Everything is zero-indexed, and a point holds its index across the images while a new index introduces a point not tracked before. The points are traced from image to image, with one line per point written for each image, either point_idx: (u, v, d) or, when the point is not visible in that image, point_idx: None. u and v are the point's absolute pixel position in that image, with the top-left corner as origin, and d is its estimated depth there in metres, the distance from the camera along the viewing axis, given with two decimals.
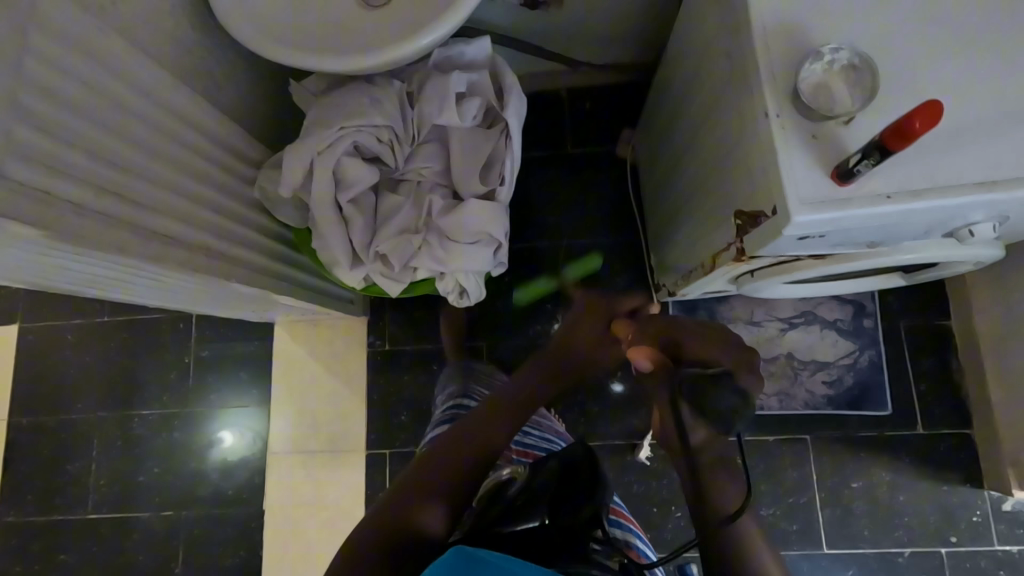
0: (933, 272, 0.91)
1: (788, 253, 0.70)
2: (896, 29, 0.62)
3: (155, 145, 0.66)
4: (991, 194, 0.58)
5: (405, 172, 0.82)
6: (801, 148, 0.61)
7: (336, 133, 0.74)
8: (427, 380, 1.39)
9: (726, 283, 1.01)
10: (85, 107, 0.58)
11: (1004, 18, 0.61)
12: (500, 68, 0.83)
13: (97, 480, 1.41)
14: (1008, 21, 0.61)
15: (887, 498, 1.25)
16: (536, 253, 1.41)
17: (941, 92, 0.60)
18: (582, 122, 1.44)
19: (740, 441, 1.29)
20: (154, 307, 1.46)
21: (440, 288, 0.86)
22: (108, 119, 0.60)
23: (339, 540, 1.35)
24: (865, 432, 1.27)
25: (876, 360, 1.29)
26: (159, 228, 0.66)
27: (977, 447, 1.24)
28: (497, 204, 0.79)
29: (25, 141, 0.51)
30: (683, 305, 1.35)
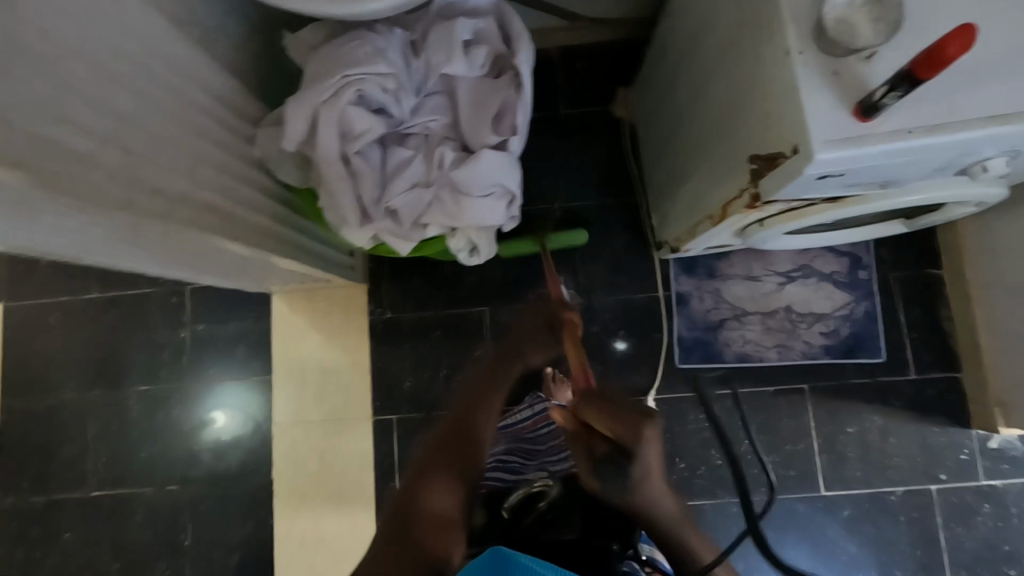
0: (935, 217, 0.93)
1: (804, 195, 0.70)
2: None
3: (153, 96, 0.63)
4: (1011, 126, 0.58)
5: (411, 126, 0.79)
6: (823, 86, 0.60)
7: (341, 81, 0.70)
8: (430, 346, 1.38)
9: (732, 236, 1.02)
10: (82, 52, 0.54)
11: None
12: (505, 15, 0.81)
13: (96, 458, 1.39)
14: None
15: (880, 441, 1.30)
16: (535, 215, 1.40)
17: None
18: (578, 80, 1.41)
19: (741, 393, 1.32)
20: (144, 282, 1.41)
21: (451, 246, 0.86)
22: (103, 66, 0.56)
23: (348, 507, 1.36)
24: (860, 380, 1.32)
25: (871, 310, 1.33)
26: (166, 185, 0.63)
27: (965, 390, 1.29)
28: (510, 155, 0.77)
29: (19, 86, 0.48)
30: (682, 263, 1.36)
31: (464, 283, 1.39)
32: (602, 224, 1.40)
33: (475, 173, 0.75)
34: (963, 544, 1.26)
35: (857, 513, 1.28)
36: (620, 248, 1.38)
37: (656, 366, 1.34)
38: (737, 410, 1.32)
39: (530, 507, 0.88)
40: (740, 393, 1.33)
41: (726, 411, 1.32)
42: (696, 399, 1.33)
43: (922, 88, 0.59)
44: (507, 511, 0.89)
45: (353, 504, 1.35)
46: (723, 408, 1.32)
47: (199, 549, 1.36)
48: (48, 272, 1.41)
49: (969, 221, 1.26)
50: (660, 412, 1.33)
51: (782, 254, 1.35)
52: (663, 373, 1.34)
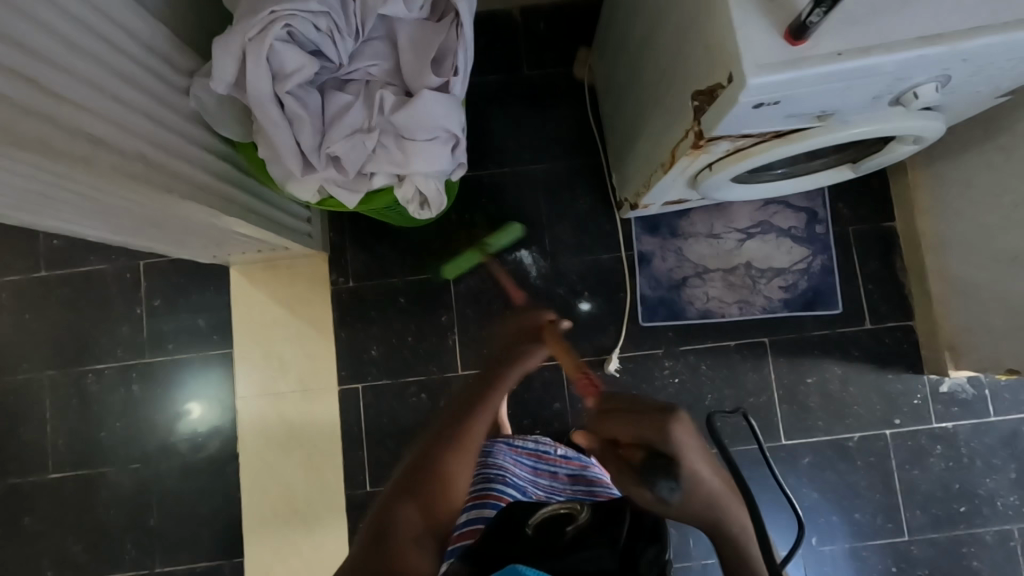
0: (881, 159, 0.95)
1: (744, 129, 0.71)
2: None
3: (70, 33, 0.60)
4: (937, 47, 0.59)
5: (351, 71, 0.77)
6: (755, 11, 0.60)
7: (266, 17, 0.66)
8: (394, 314, 1.37)
9: (685, 186, 1.02)
10: None
11: None
12: None
13: (54, 439, 1.35)
14: None
15: (838, 390, 1.33)
16: (497, 179, 1.39)
17: None
18: (536, 41, 1.40)
19: (703, 348, 1.34)
20: (96, 259, 1.37)
21: (400, 197, 0.84)
22: None
23: (318, 476, 1.35)
24: (819, 332, 1.34)
25: (828, 264, 1.35)
26: (85, 126, 0.61)
27: (918, 337, 1.33)
28: (452, 97, 0.75)
29: None
30: (644, 222, 1.37)
31: (427, 249, 1.37)
32: (564, 186, 1.39)
33: (417, 116, 0.74)
34: (918, 485, 1.30)
35: (817, 460, 1.32)
36: (583, 210, 1.38)
37: (620, 325, 1.35)
38: (701, 365, 1.34)
39: (556, 531, 0.65)
40: (704, 348, 1.35)
41: (689, 367, 1.34)
42: (660, 356, 1.34)
43: (851, 11, 0.59)
44: (530, 528, 0.66)
45: (322, 474, 1.35)
46: (687, 364, 1.34)
47: (167, 528, 1.34)
48: None
49: (919, 172, 1.29)
50: (625, 370, 1.34)
51: (741, 210, 1.36)
52: (628, 332, 1.35)
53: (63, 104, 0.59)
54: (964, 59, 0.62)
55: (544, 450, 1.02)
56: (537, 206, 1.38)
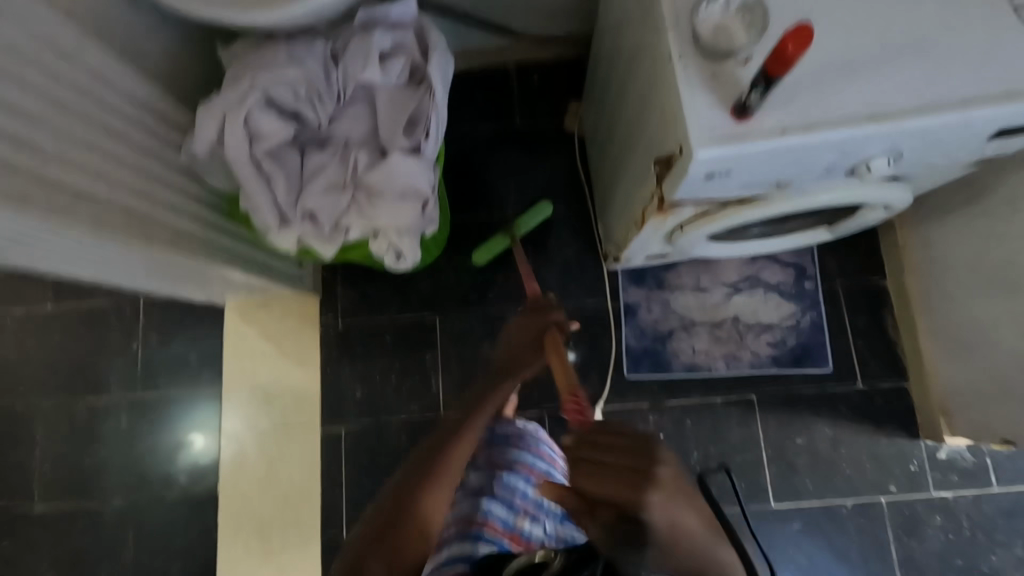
0: (855, 222, 0.96)
1: (702, 195, 0.72)
2: None
3: (63, 99, 0.66)
4: (879, 126, 0.61)
5: (330, 132, 0.81)
6: (702, 88, 0.63)
7: (245, 87, 0.73)
8: (380, 357, 1.38)
9: (662, 243, 1.03)
10: None
11: None
12: (425, 27, 0.84)
13: (43, 469, 1.37)
14: None
15: (829, 451, 1.29)
16: (487, 226, 1.42)
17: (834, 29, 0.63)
18: (530, 97, 1.45)
19: (689, 402, 1.32)
20: (99, 294, 1.42)
21: (375, 250, 0.87)
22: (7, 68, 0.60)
23: (295, 519, 1.34)
24: (808, 390, 1.31)
25: (817, 321, 1.34)
26: (72, 181, 0.66)
27: (912, 399, 1.29)
28: (422, 159, 0.79)
29: None
30: (631, 273, 1.38)
31: (415, 291, 1.39)
32: (552, 236, 1.41)
33: (389, 176, 0.78)
34: (916, 558, 1.23)
35: (807, 526, 1.26)
36: (570, 259, 1.39)
37: (605, 375, 1.34)
38: (687, 420, 1.31)
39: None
40: (689, 403, 1.32)
41: (674, 421, 1.31)
42: (645, 409, 1.32)
43: (795, 89, 0.61)
44: None
45: (300, 517, 1.34)
46: (672, 418, 1.32)
47: (142, 565, 1.33)
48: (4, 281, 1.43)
49: (907, 231, 1.28)
50: None
51: (729, 264, 1.36)
52: (612, 383, 1.34)
53: (50, 161, 0.63)
54: (911, 136, 0.63)
55: (556, 452, 1.02)
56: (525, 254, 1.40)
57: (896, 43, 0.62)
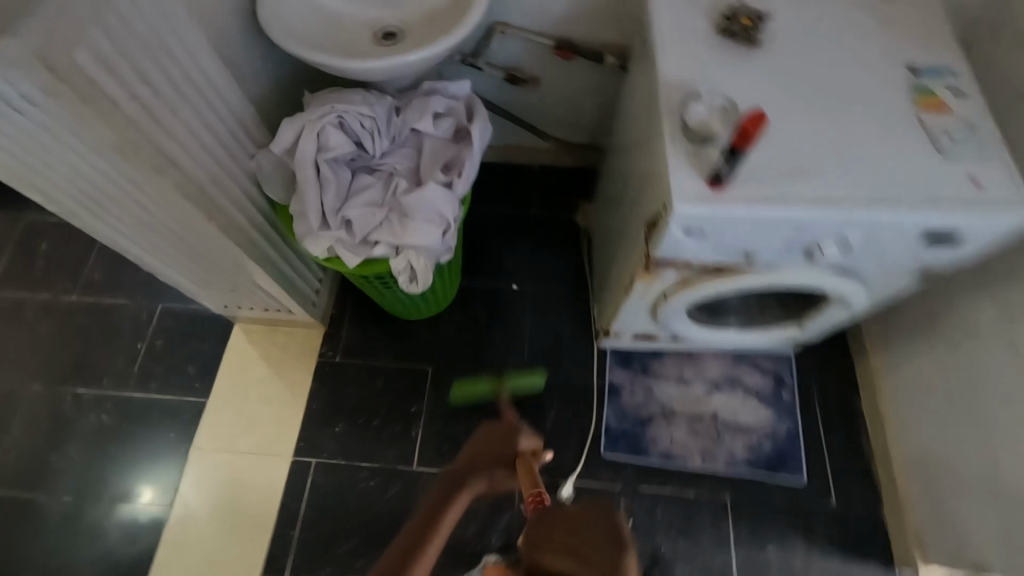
0: (821, 321, 1.08)
1: (681, 254, 0.85)
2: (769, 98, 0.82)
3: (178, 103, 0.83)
4: (828, 211, 0.75)
5: (381, 163, 0.97)
6: (686, 160, 0.78)
7: (325, 110, 0.91)
8: (368, 396, 1.41)
9: (648, 316, 1.15)
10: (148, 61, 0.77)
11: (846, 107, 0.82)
12: (476, 101, 1.03)
13: (7, 453, 1.35)
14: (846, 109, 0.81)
15: (802, 568, 1.24)
16: (492, 293, 1.53)
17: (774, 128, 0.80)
18: (550, 191, 1.65)
19: (662, 490, 1.31)
20: (125, 295, 1.53)
21: (394, 268, 0.99)
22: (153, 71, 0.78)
23: (241, 548, 1.26)
24: (782, 499, 1.30)
25: (793, 430, 1.37)
26: (163, 141, 0.81)
27: (885, 525, 1.27)
28: (452, 192, 0.94)
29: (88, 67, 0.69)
30: (619, 355, 1.45)
31: (415, 342, 1.46)
32: (552, 309, 1.51)
33: (422, 201, 0.92)
34: None
35: None
36: (563, 335, 1.47)
37: (581, 451, 1.35)
38: (658, 511, 1.29)
39: None
40: (661, 491, 1.31)
41: (646, 510, 1.29)
42: (617, 491, 1.31)
43: (767, 175, 0.77)
44: None
45: (246, 546, 1.26)
46: (644, 506, 1.30)
47: (67, 572, 1.24)
48: (49, 272, 1.55)
49: (879, 357, 1.37)
50: (578, 498, 1.30)
51: (712, 362, 1.44)
52: (588, 459, 1.34)
53: (154, 122, 0.79)
54: (854, 227, 0.77)
55: None
56: (521, 324, 1.49)
57: (844, 156, 0.78)
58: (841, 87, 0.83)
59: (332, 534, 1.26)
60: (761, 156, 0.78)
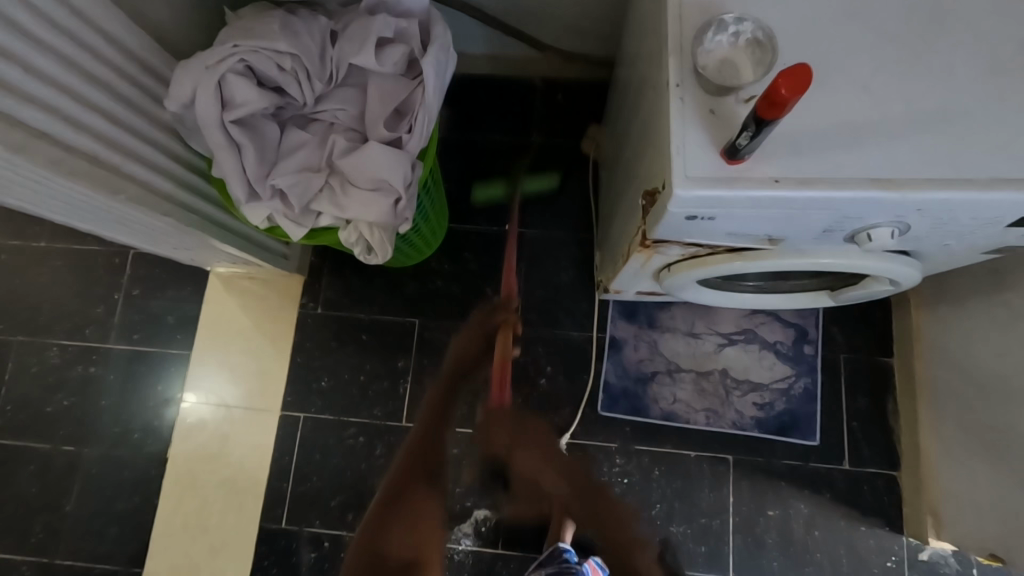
0: (860, 292, 0.90)
1: (686, 237, 0.67)
2: (818, 27, 0.59)
3: (36, 50, 0.65)
4: (884, 193, 0.55)
5: (316, 112, 0.78)
6: (695, 121, 0.57)
7: (231, 48, 0.70)
8: (352, 349, 1.33)
9: (652, 281, 0.99)
10: None
11: (923, 38, 0.59)
12: (434, 22, 0.79)
13: (3, 404, 1.36)
14: (924, 43, 0.58)
15: (802, 530, 1.20)
16: (483, 236, 1.37)
17: (821, 71, 0.58)
18: (551, 112, 1.40)
19: (660, 450, 1.25)
20: (93, 240, 1.43)
21: (345, 240, 0.83)
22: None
23: (237, 498, 1.28)
24: (790, 460, 1.23)
25: (811, 389, 1.25)
26: (24, 105, 0.64)
27: (900, 491, 1.19)
28: (402, 151, 0.76)
29: None
30: (623, 307, 1.31)
31: (399, 293, 1.35)
32: (549, 254, 1.35)
33: (364, 166, 0.74)
34: None
35: None
36: (561, 284, 1.33)
37: (577, 409, 1.28)
38: (655, 471, 1.24)
39: None
40: (659, 451, 1.25)
41: (642, 470, 1.24)
42: (613, 450, 1.25)
43: (805, 141, 0.56)
44: None
45: (242, 497, 1.28)
46: (640, 466, 1.24)
47: (79, 516, 1.30)
48: (10, 215, 1.45)
49: (922, 314, 1.19)
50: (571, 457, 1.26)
51: (727, 315, 1.29)
52: (584, 417, 1.27)
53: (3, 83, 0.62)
54: (920, 210, 0.57)
55: None
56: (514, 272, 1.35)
57: (917, 111, 0.57)
58: (924, 7, 0.60)
59: (323, 488, 1.27)
60: (798, 115, 0.57)
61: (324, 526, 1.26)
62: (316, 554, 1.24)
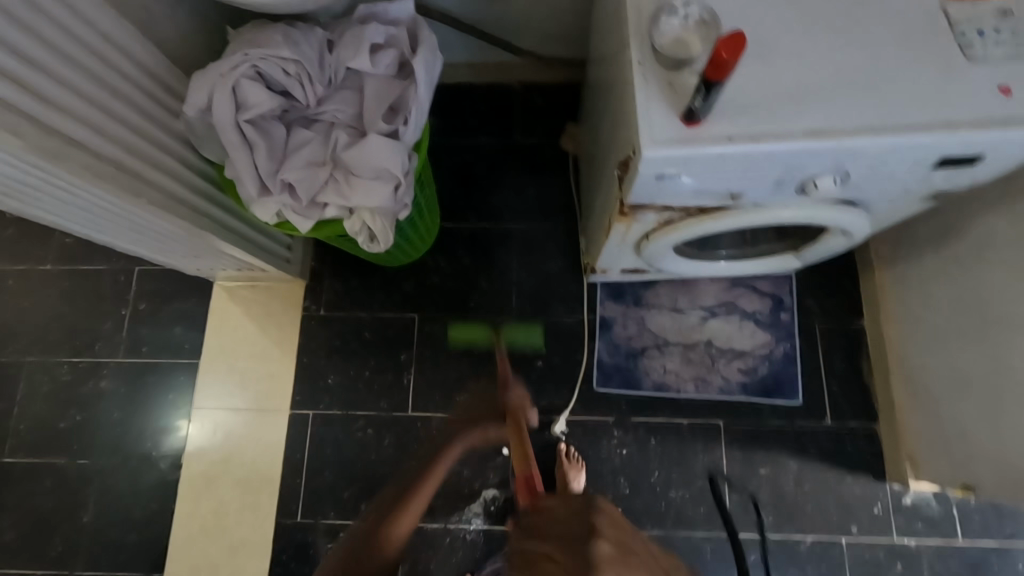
0: (821, 249, 0.99)
1: (658, 199, 0.76)
2: (755, 8, 0.69)
3: (67, 66, 0.72)
4: (820, 142, 0.64)
5: (319, 113, 0.86)
6: (655, 92, 0.66)
7: (241, 57, 0.79)
8: (356, 346, 1.39)
9: (634, 254, 1.07)
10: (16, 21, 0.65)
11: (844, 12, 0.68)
12: (420, 27, 0.88)
13: (16, 423, 1.40)
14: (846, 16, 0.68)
15: (792, 485, 1.27)
16: (474, 232, 1.45)
17: (761, 44, 0.67)
18: (530, 112, 1.50)
19: (655, 420, 1.32)
20: (99, 260, 1.48)
21: (350, 229, 0.91)
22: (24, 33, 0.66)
23: (253, 497, 1.32)
24: (776, 420, 1.30)
25: (791, 353, 1.33)
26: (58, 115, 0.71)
27: (880, 441, 1.27)
28: (399, 142, 0.83)
29: None
30: (610, 288, 1.39)
31: (399, 289, 1.42)
32: (538, 244, 1.43)
33: (365, 156, 0.82)
34: None
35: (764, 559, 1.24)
36: (551, 272, 1.41)
37: (573, 388, 1.34)
38: (651, 440, 1.31)
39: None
40: (654, 421, 1.32)
41: (639, 440, 1.31)
42: (610, 424, 1.32)
43: (749, 103, 0.65)
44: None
45: (257, 496, 1.32)
46: (637, 436, 1.31)
47: (97, 526, 1.34)
48: (17, 241, 1.50)
49: (885, 275, 1.29)
50: (571, 433, 1.32)
51: (707, 289, 1.38)
52: (581, 394, 1.34)
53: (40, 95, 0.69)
54: (854, 157, 0.66)
55: None
56: (506, 263, 1.42)
57: (846, 73, 0.66)
58: None
59: (335, 481, 1.32)
60: (745, 81, 0.66)
61: (338, 517, 1.30)
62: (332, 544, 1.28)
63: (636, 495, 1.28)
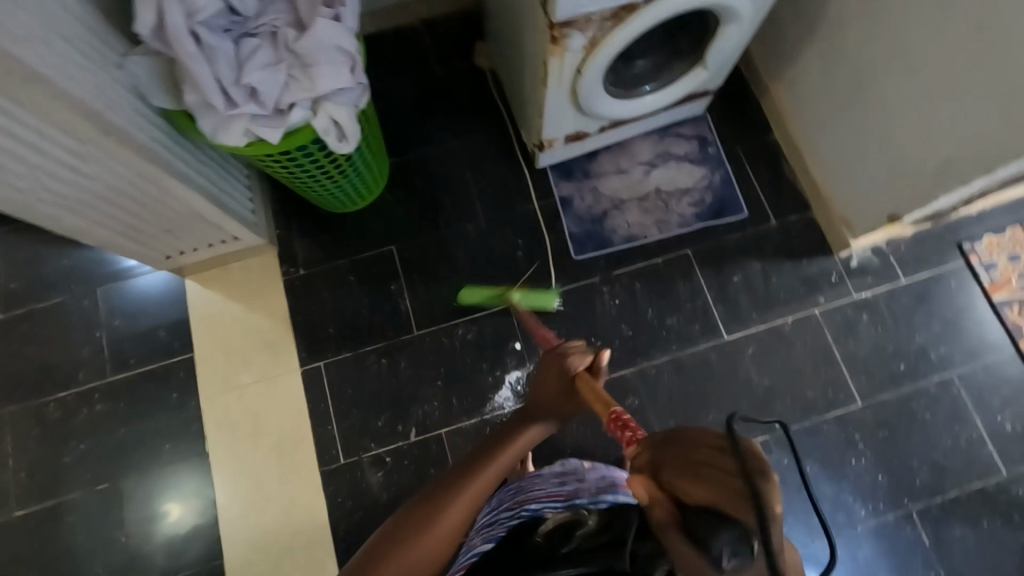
0: (721, 50, 1.16)
1: (580, 6, 0.89)
2: None
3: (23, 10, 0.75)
4: None
5: (259, 24, 0.92)
6: None
7: None
8: (345, 291, 1.43)
9: (572, 107, 1.20)
10: None
11: None
12: None
13: (17, 474, 1.33)
14: None
15: (763, 282, 1.44)
16: (422, 158, 1.53)
17: None
18: (440, 42, 1.60)
19: (634, 267, 1.45)
20: (55, 293, 1.43)
21: (319, 130, 0.97)
22: None
23: (291, 457, 1.33)
24: (733, 235, 1.47)
25: (726, 176, 1.51)
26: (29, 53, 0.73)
27: (819, 223, 1.47)
28: (342, 24, 0.91)
29: None
30: (560, 170, 1.52)
31: (369, 229, 1.47)
32: (483, 152, 1.53)
33: (316, 42, 0.89)
34: (856, 354, 1.39)
35: (759, 348, 1.40)
36: (504, 173, 1.52)
37: (556, 263, 1.45)
38: (637, 284, 1.44)
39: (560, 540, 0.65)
40: (634, 268, 1.45)
41: (626, 287, 1.44)
42: (597, 283, 1.44)
43: None
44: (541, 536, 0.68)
45: (294, 455, 1.33)
46: (624, 285, 1.44)
47: (139, 541, 1.30)
48: None
49: (778, 87, 1.49)
50: (567, 302, 1.43)
51: (641, 147, 1.54)
52: (564, 266, 1.45)
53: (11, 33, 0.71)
54: None
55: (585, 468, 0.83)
56: (460, 177, 1.51)
57: None
58: None
59: (366, 415, 1.35)
60: None
61: (379, 445, 1.34)
62: (382, 472, 1.32)
63: (639, 335, 1.41)
